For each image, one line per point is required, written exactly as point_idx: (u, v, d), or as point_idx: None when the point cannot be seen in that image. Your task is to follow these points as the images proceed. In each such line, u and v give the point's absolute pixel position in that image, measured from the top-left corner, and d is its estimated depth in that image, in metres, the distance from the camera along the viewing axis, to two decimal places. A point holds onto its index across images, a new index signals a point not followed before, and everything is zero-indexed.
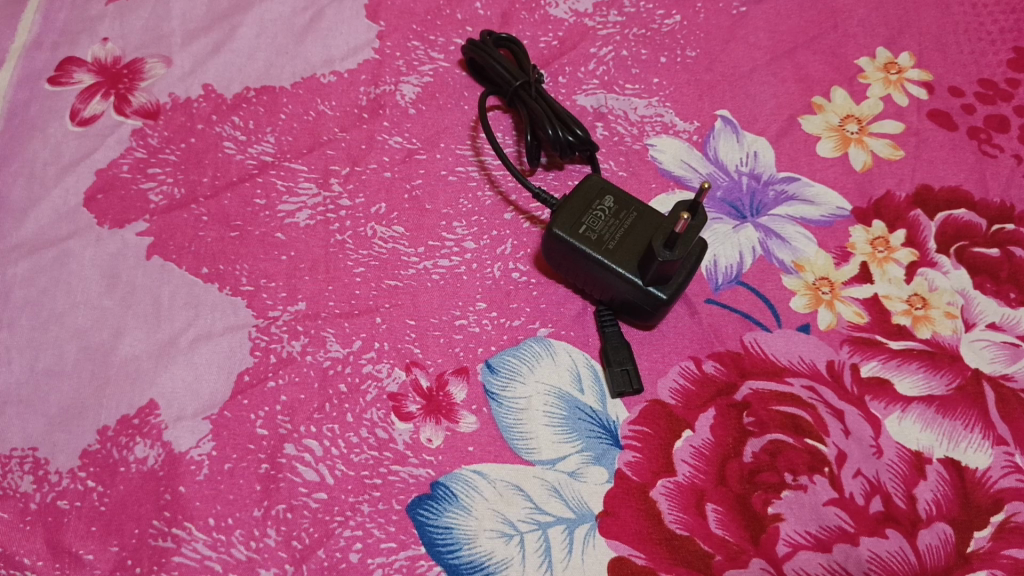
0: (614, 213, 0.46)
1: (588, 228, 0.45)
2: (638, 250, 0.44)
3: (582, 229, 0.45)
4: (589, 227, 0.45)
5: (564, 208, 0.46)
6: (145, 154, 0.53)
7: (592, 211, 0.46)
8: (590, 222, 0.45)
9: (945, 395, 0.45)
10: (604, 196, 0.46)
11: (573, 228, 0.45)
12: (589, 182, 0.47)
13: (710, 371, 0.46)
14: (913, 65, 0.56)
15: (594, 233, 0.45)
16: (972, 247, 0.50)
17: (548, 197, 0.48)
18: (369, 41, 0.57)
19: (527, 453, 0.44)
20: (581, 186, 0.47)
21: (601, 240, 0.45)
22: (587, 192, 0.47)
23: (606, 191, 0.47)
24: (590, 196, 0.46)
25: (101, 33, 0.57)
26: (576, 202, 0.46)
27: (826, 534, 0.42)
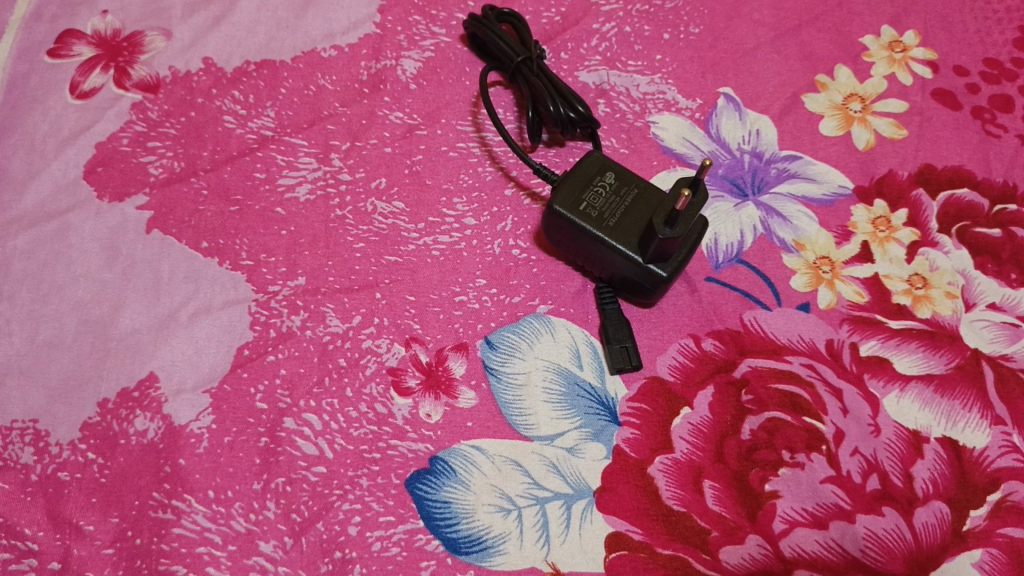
0: (615, 190, 0.46)
1: (590, 204, 0.45)
2: (639, 227, 0.44)
3: (583, 205, 0.45)
4: (590, 204, 0.45)
5: (565, 184, 0.46)
6: (145, 128, 0.53)
7: (592, 187, 0.46)
8: (591, 199, 0.45)
9: (944, 374, 0.45)
10: (605, 173, 0.46)
11: (575, 204, 0.45)
12: (589, 158, 0.47)
13: (709, 349, 0.46)
14: (918, 43, 0.56)
15: (595, 210, 0.45)
16: (974, 227, 0.50)
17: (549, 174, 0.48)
18: (370, 14, 0.57)
19: (526, 428, 0.44)
20: (582, 163, 0.47)
21: (602, 217, 0.45)
22: (589, 168, 0.47)
23: (608, 168, 0.47)
24: (592, 173, 0.46)
25: (101, 6, 0.57)
26: (577, 178, 0.46)
27: (823, 511, 0.42)
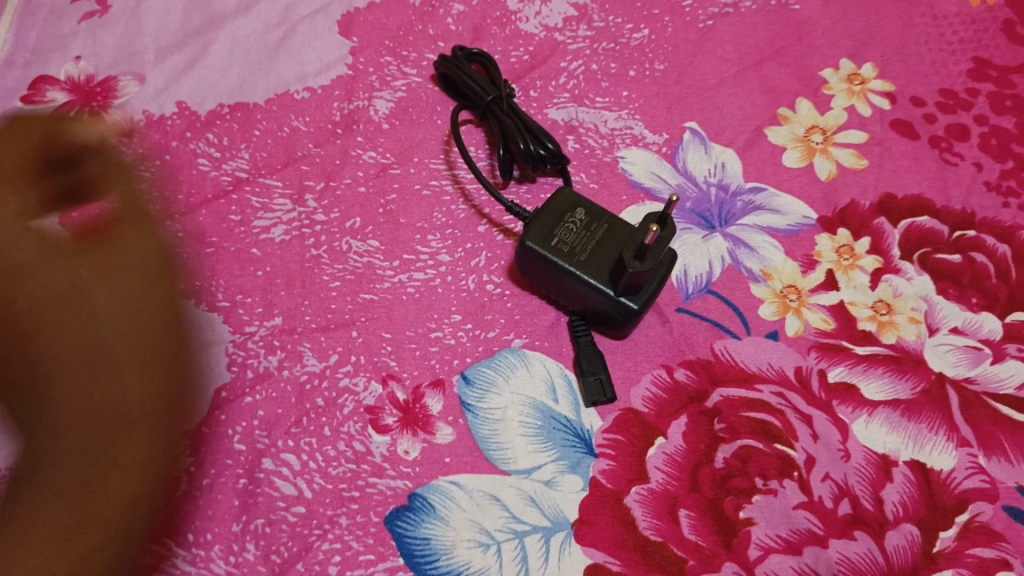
0: (585, 225, 0.47)
1: (561, 239, 0.46)
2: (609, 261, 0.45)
3: (553, 241, 0.46)
4: (561, 239, 0.46)
5: (536, 219, 0.47)
6: (119, 172, 0.53)
7: (564, 223, 0.47)
8: (562, 235, 0.46)
9: (911, 398, 0.47)
10: (575, 209, 0.47)
11: (546, 240, 0.46)
12: (560, 195, 0.48)
13: (682, 379, 0.47)
14: (876, 75, 0.57)
15: (567, 245, 0.46)
16: (935, 253, 0.51)
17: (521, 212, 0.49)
18: (343, 56, 0.58)
19: (503, 462, 0.45)
20: (553, 199, 0.48)
21: (573, 252, 0.46)
22: (560, 205, 0.48)
23: (577, 205, 0.48)
24: (562, 209, 0.47)
25: (73, 51, 0.58)
26: (548, 214, 0.47)
27: (797, 537, 0.43)
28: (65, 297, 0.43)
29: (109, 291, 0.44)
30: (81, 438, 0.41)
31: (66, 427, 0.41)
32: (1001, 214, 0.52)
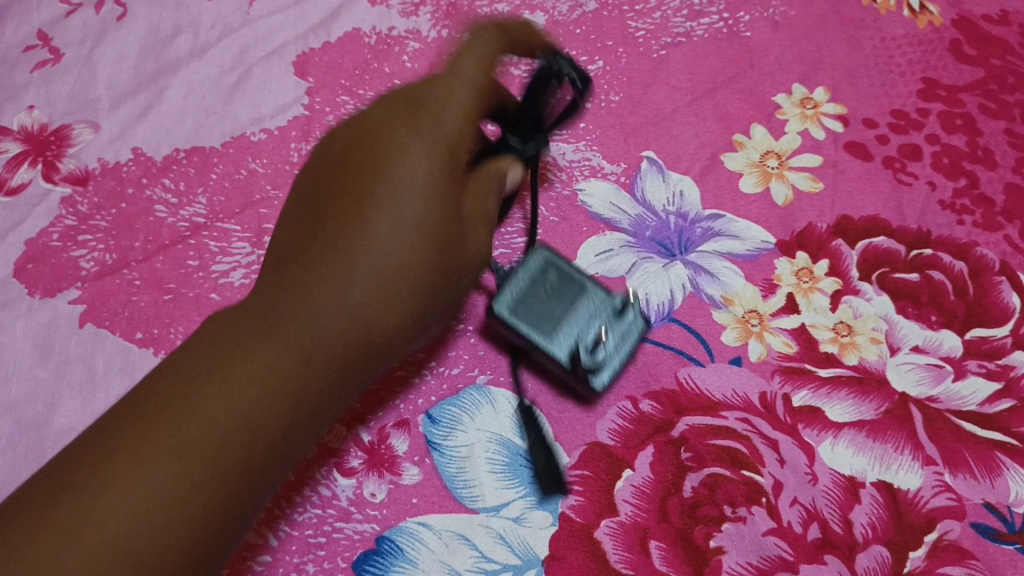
0: (556, 291, 0.48)
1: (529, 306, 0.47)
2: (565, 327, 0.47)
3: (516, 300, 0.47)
4: (530, 307, 0.47)
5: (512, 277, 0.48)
6: (75, 221, 0.53)
7: (535, 288, 0.47)
8: (531, 302, 0.47)
9: (875, 419, 0.47)
10: (547, 271, 0.48)
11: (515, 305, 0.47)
12: (533, 254, 0.48)
13: (647, 410, 0.47)
14: (828, 99, 0.58)
15: (535, 315, 0.47)
16: (893, 273, 0.51)
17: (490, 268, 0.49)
18: (299, 97, 0.57)
19: (470, 501, 0.45)
20: (526, 258, 0.48)
21: (541, 322, 0.47)
22: (532, 264, 0.48)
23: (550, 264, 0.48)
24: (534, 270, 0.48)
25: (27, 101, 0.57)
26: (521, 273, 0.48)
27: (767, 564, 0.43)
28: (377, 275, 0.44)
29: (378, 302, 0.44)
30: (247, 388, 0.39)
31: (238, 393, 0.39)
32: (955, 231, 0.53)
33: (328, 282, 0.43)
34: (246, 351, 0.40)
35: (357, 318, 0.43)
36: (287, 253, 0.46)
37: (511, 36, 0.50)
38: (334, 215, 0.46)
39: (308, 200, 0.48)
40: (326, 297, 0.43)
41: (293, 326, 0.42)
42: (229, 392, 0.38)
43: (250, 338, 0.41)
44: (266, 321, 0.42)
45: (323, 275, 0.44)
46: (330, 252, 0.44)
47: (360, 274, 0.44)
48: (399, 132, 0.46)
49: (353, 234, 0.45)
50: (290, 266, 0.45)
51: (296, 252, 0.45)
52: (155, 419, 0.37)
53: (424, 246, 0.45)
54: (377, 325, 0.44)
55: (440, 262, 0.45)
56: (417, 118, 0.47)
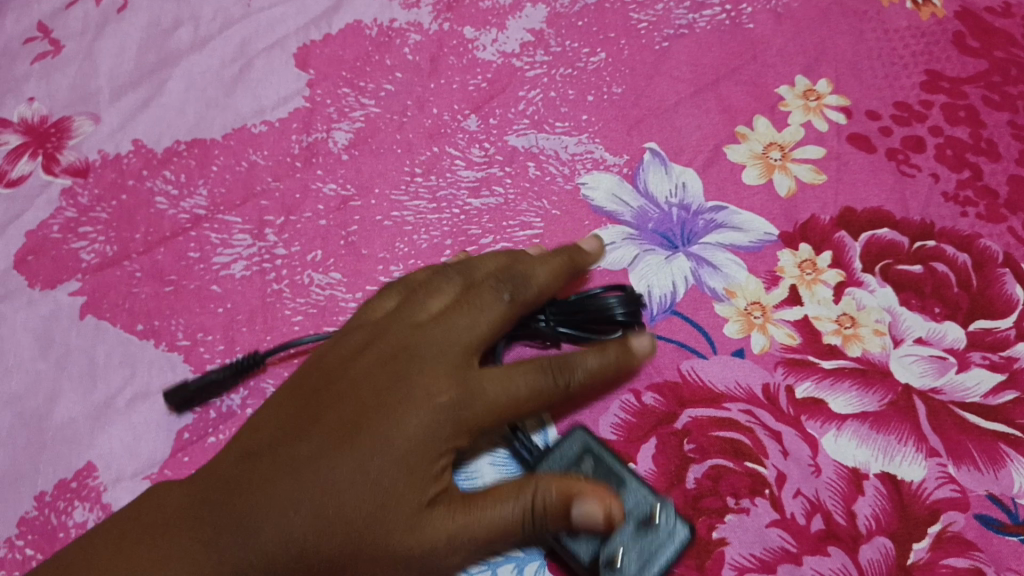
0: (591, 478, 0.43)
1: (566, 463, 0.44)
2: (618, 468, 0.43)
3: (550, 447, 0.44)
4: None
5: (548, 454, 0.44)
6: (76, 213, 0.53)
7: (567, 472, 0.43)
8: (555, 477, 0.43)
9: (879, 411, 0.47)
10: (583, 459, 0.43)
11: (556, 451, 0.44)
12: (572, 437, 0.44)
13: (650, 403, 0.47)
14: (831, 91, 0.58)
15: None
16: (896, 264, 0.51)
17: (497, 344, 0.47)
18: (300, 89, 0.57)
19: (473, 490, 0.45)
20: (563, 442, 0.44)
21: None
22: (570, 446, 0.44)
23: (587, 451, 0.44)
24: (569, 457, 0.44)
25: (27, 93, 0.57)
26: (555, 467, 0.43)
27: (770, 555, 0.43)
28: (332, 513, 0.37)
29: (399, 495, 0.37)
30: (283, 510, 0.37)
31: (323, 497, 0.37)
32: (959, 223, 0.53)
33: (315, 478, 0.37)
34: (246, 521, 0.37)
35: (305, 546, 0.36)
36: (348, 370, 0.41)
37: (539, 488, 0.37)
38: (374, 398, 0.40)
39: (407, 324, 0.43)
40: (322, 476, 0.37)
41: (259, 526, 0.37)
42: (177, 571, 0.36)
43: (239, 509, 0.37)
44: (264, 482, 0.38)
45: (324, 476, 0.37)
46: (344, 442, 0.38)
47: (336, 499, 0.37)
48: (421, 481, 0.38)
49: (378, 431, 0.38)
50: (339, 415, 0.39)
51: (348, 419, 0.39)
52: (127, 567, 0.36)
53: (373, 510, 0.37)
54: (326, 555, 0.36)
55: (372, 540, 0.37)
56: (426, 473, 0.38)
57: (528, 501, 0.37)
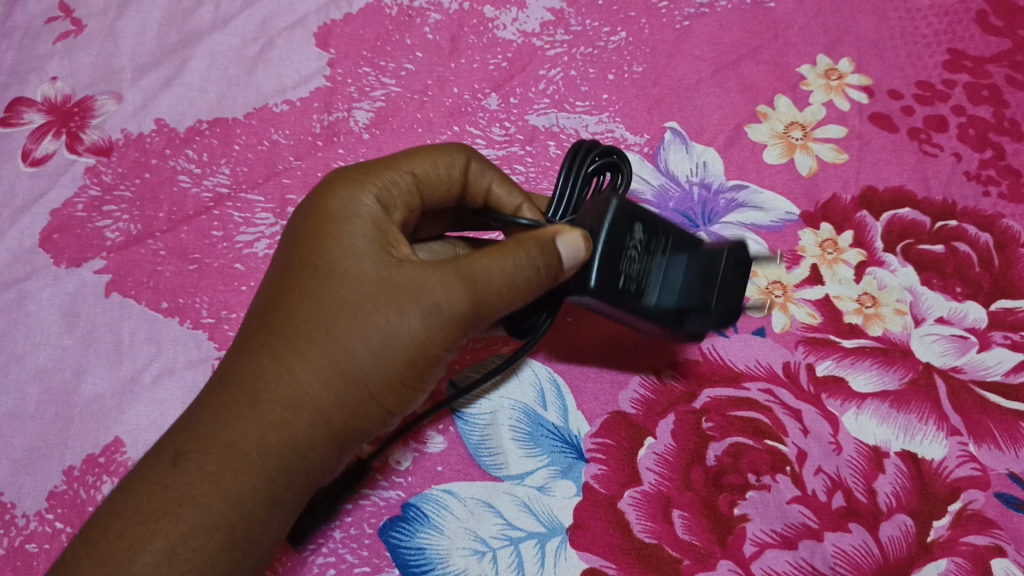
0: (645, 248, 0.38)
1: (623, 271, 0.37)
2: (679, 303, 0.38)
3: (594, 285, 0.36)
4: (627, 275, 0.37)
5: (604, 220, 0.37)
6: (100, 192, 0.53)
7: (626, 252, 0.37)
8: (626, 268, 0.37)
9: (900, 389, 0.47)
10: (635, 226, 0.38)
11: (613, 279, 0.37)
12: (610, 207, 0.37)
13: (670, 381, 0.47)
14: (853, 70, 0.57)
15: (633, 283, 0.37)
16: (917, 244, 0.51)
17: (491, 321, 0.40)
18: (320, 68, 0.57)
19: (494, 468, 0.45)
20: (610, 217, 0.37)
21: (641, 291, 0.38)
22: (620, 222, 0.37)
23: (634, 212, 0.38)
24: (623, 231, 0.37)
25: (50, 72, 0.57)
26: (612, 239, 0.37)
27: (792, 531, 0.43)
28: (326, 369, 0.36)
29: (364, 324, 0.36)
30: (253, 397, 0.36)
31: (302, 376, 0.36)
32: (981, 203, 0.53)
33: (285, 338, 0.37)
34: (257, 378, 0.36)
35: (293, 395, 0.36)
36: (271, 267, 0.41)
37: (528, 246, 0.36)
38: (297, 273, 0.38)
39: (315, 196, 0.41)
40: (277, 351, 0.36)
41: (254, 403, 0.36)
42: (206, 496, 0.34)
43: (210, 425, 0.36)
44: (244, 352, 0.37)
45: (292, 323, 0.37)
46: (303, 287, 0.38)
47: (305, 365, 0.36)
48: (393, 289, 0.37)
49: (299, 306, 0.37)
50: (271, 291, 0.39)
51: (270, 301, 0.38)
52: (162, 504, 0.34)
53: (370, 354, 0.36)
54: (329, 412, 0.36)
55: (382, 369, 0.36)
56: (405, 288, 0.36)
57: (522, 260, 0.36)
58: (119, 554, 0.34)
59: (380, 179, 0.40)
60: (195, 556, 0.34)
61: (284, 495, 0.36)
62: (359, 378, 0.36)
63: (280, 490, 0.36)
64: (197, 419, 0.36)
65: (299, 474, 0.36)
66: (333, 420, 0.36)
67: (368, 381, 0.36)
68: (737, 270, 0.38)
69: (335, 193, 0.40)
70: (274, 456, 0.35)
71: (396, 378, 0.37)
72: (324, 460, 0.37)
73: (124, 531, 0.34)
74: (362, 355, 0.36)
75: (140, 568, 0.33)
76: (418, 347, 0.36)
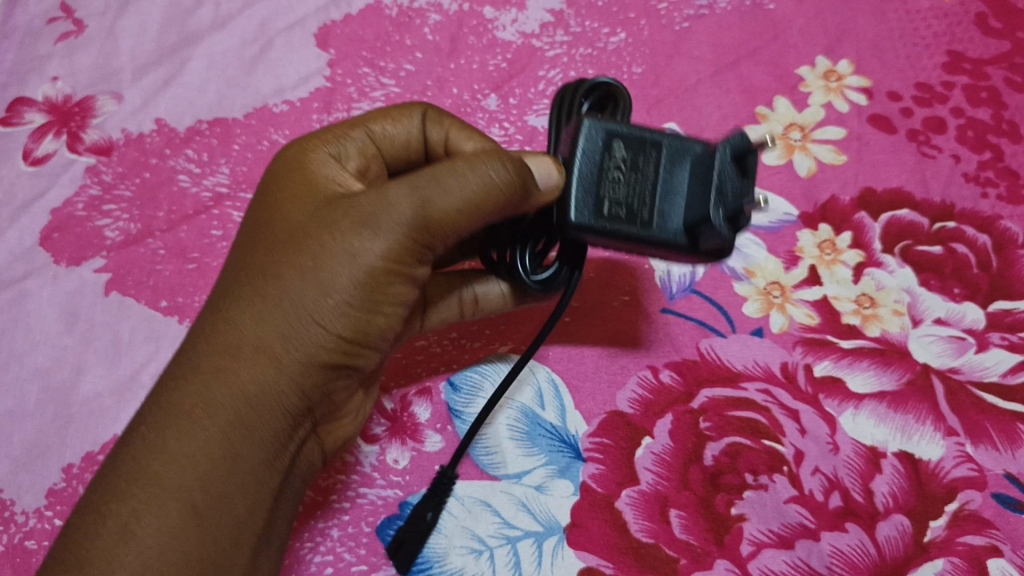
0: (632, 166, 0.39)
1: (607, 199, 0.39)
2: (685, 221, 0.38)
3: (574, 218, 0.38)
4: (612, 200, 0.39)
5: (576, 149, 0.39)
6: (100, 191, 0.53)
7: (608, 177, 0.39)
8: (610, 193, 0.39)
9: (897, 390, 0.47)
10: (614, 147, 0.39)
11: (595, 207, 0.39)
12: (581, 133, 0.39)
13: (667, 381, 0.47)
14: (852, 71, 0.57)
15: (621, 206, 0.39)
16: (916, 245, 0.51)
17: (521, 267, 0.40)
18: (320, 68, 0.57)
19: (492, 467, 0.45)
20: (580, 146, 0.39)
21: (632, 212, 0.39)
22: (594, 147, 0.39)
23: (612, 134, 0.39)
24: (599, 157, 0.39)
25: (50, 72, 0.57)
26: (584, 168, 0.39)
27: (789, 531, 0.43)
28: (270, 299, 0.37)
29: (301, 251, 0.38)
30: (208, 345, 0.38)
31: (249, 316, 0.38)
32: (979, 205, 0.53)
33: (238, 285, 0.39)
34: (213, 325, 0.38)
35: (235, 340, 0.37)
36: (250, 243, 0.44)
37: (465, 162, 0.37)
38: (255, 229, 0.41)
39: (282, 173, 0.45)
40: (229, 298, 0.39)
41: (202, 354, 0.38)
42: (170, 445, 0.36)
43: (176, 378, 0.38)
44: (210, 307, 0.40)
45: (239, 279, 0.39)
46: (255, 241, 0.40)
47: (253, 302, 0.38)
48: (323, 223, 0.38)
49: (252, 254, 0.39)
50: (235, 256, 0.41)
51: (236, 259, 0.41)
52: (129, 469, 0.36)
53: (308, 276, 0.37)
54: (274, 340, 0.37)
55: (323, 287, 0.37)
56: (340, 217, 0.37)
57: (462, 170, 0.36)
58: (105, 515, 0.35)
59: (329, 141, 0.43)
60: (164, 502, 0.35)
61: (246, 445, 0.37)
62: (300, 311, 0.37)
63: (241, 440, 0.37)
64: (164, 386, 0.38)
65: (259, 421, 0.37)
66: (281, 359, 0.37)
67: (309, 303, 0.37)
68: (734, 164, 0.37)
69: (286, 159, 0.43)
70: (223, 408, 0.37)
71: (340, 295, 0.37)
72: (284, 401, 0.38)
73: (103, 497, 0.36)
74: (297, 287, 0.37)
75: (117, 519, 0.35)
76: (355, 271, 0.37)
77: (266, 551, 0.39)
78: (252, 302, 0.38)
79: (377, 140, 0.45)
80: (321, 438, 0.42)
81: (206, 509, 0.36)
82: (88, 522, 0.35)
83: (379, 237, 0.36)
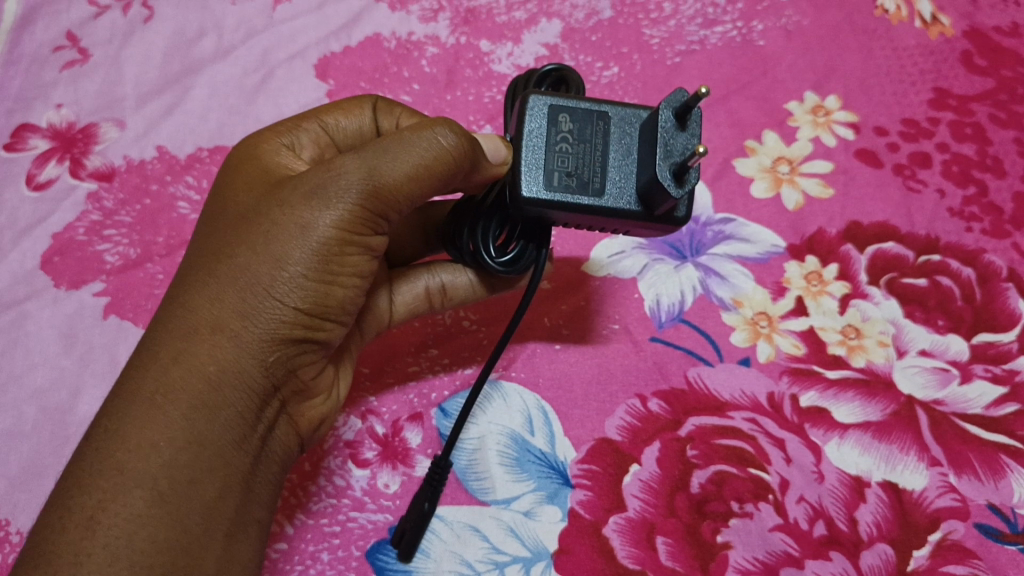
0: (579, 136, 0.40)
1: (558, 171, 0.40)
2: (637, 187, 0.39)
3: (526, 192, 0.39)
4: (562, 170, 0.40)
5: (523, 126, 0.40)
6: (100, 216, 0.54)
7: (555, 148, 0.40)
8: (560, 164, 0.40)
9: (881, 420, 0.48)
10: (558, 120, 0.40)
11: (546, 179, 0.39)
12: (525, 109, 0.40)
13: (655, 409, 0.48)
14: (839, 107, 0.58)
15: (572, 176, 0.40)
16: (901, 278, 0.52)
17: (486, 254, 0.40)
18: (319, 99, 0.59)
19: (481, 492, 0.45)
20: (524, 121, 0.40)
21: (583, 182, 0.40)
22: (537, 121, 0.40)
23: (554, 108, 0.40)
24: (545, 130, 0.40)
25: (55, 99, 0.58)
26: (531, 140, 0.40)
27: (773, 559, 0.44)
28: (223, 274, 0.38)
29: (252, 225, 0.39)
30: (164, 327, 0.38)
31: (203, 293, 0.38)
32: (964, 238, 0.54)
33: (194, 267, 0.39)
34: (169, 309, 0.39)
35: (191, 321, 0.38)
36: None
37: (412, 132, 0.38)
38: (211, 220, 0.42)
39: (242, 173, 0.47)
40: (185, 281, 0.39)
41: (159, 338, 0.38)
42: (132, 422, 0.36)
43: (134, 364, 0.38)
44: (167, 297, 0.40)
45: (195, 266, 0.40)
46: (210, 230, 0.41)
47: (207, 278, 0.38)
48: (272, 201, 0.39)
49: (207, 240, 0.40)
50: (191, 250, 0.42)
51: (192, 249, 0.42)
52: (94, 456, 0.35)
53: (258, 245, 0.38)
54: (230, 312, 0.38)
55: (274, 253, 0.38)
56: (290, 191, 0.38)
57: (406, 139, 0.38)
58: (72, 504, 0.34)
59: (285, 136, 0.45)
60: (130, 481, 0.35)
61: (211, 427, 0.37)
62: (254, 284, 0.38)
63: (205, 421, 0.37)
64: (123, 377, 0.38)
65: (223, 401, 0.37)
66: (239, 335, 0.38)
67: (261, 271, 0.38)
68: (676, 123, 0.38)
69: (244, 156, 0.44)
70: (185, 390, 0.37)
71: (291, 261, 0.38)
72: (245, 377, 0.38)
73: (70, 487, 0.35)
74: (252, 262, 0.38)
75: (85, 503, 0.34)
76: (307, 241, 0.38)
77: (244, 540, 0.39)
78: (205, 281, 0.38)
79: (330, 133, 0.47)
80: (294, 419, 0.43)
81: (175, 490, 0.36)
82: (53, 519, 0.34)
83: (330, 206, 0.37)
